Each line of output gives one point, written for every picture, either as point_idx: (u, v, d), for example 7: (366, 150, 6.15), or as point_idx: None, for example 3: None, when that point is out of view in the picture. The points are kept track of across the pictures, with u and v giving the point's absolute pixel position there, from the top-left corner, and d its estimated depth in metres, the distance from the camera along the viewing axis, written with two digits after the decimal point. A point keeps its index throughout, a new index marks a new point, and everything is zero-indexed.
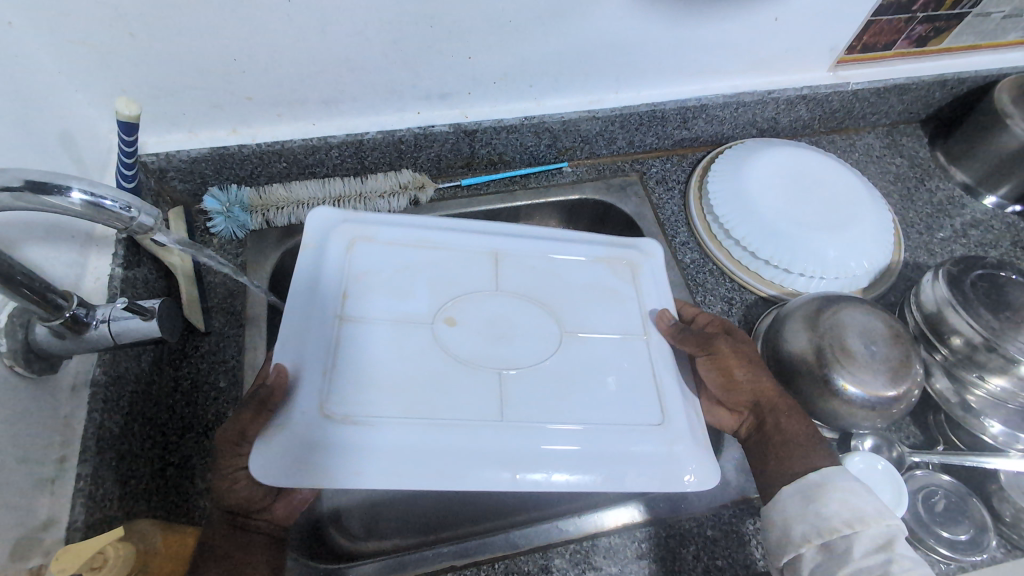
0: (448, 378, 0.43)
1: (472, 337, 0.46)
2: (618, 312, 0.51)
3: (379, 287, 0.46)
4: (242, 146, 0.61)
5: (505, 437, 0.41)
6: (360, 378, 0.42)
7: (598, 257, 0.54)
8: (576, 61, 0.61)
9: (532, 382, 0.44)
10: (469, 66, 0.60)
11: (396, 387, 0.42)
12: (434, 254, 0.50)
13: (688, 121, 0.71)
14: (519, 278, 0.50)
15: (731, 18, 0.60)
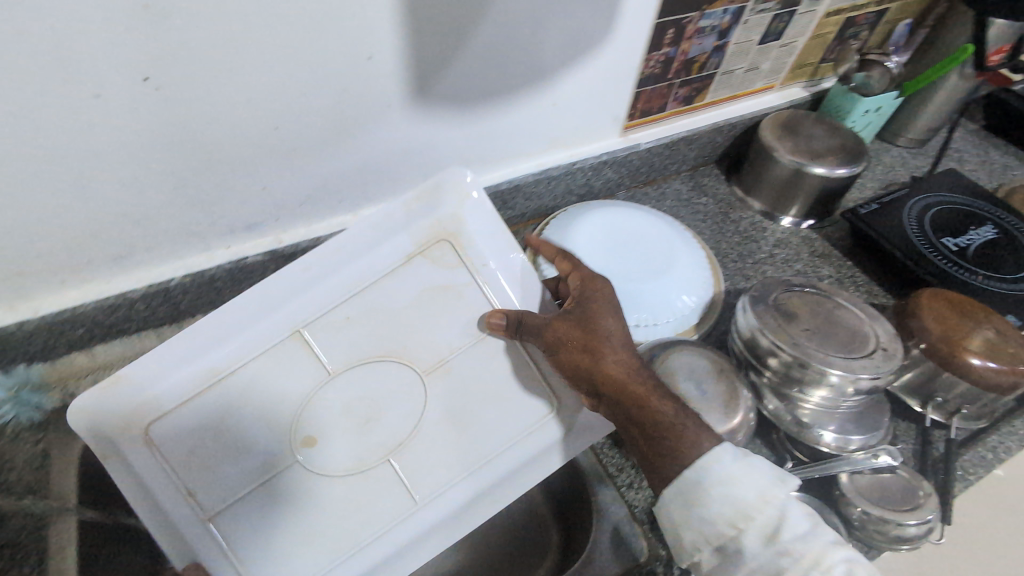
0: (354, 522, 0.47)
1: (344, 437, 0.48)
2: (453, 307, 0.52)
3: (214, 451, 0.46)
4: (22, 324, 0.55)
5: (423, 551, 0.49)
6: (282, 565, 0.46)
7: (402, 250, 0.51)
8: (378, 171, 0.63)
9: (430, 435, 0.49)
10: (266, 195, 0.59)
11: (313, 536, 0.46)
12: (223, 358, 0.47)
13: (507, 202, 0.74)
14: (351, 331, 0.50)
15: (512, 108, 0.65)
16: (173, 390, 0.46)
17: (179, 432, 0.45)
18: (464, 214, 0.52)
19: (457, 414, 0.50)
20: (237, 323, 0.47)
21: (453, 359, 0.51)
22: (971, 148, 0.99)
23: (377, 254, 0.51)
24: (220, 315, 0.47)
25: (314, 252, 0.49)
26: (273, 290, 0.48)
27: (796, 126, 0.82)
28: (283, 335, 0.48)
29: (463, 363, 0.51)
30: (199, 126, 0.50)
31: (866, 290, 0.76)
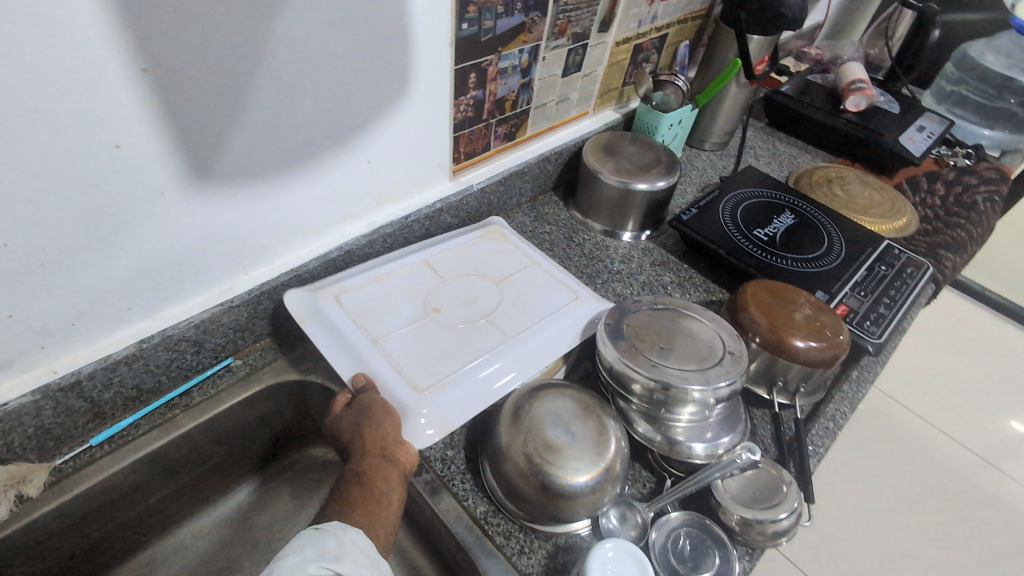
0: (457, 348, 0.61)
1: (456, 309, 0.65)
2: (507, 258, 0.73)
3: (384, 312, 0.63)
4: None
5: (509, 364, 0.60)
6: (434, 373, 0.58)
7: (484, 228, 0.77)
8: (170, 266, 0.54)
9: (506, 309, 0.66)
10: (14, 323, 0.47)
11: (429, 364, 0.59)
12: (412, 258, 0.70)
13: (343, 269, 0.68)
14: (456, 266, 0.70)
15: (323, 172, 0.60)
16: (328, 282, 0.64)
17: (353, 301, 0.63)
18: (500, 223, 0.78)
19: (520, 300, 0.67)
20: (386, 260, 0.69)
21: (515, 277, 0.70)
22: (763, 143, 1.13)
23: (465, 233, 0.75)
24: (380, 260, 0.69)
25: (408, 247, 0.72)
26: (411, 249, 0.72)
27: (616, 147, 0.86)
28: (415, 262, 0.70)
29: (531, 284, 0.70)
30: None
31: (705, 289, 0.81)
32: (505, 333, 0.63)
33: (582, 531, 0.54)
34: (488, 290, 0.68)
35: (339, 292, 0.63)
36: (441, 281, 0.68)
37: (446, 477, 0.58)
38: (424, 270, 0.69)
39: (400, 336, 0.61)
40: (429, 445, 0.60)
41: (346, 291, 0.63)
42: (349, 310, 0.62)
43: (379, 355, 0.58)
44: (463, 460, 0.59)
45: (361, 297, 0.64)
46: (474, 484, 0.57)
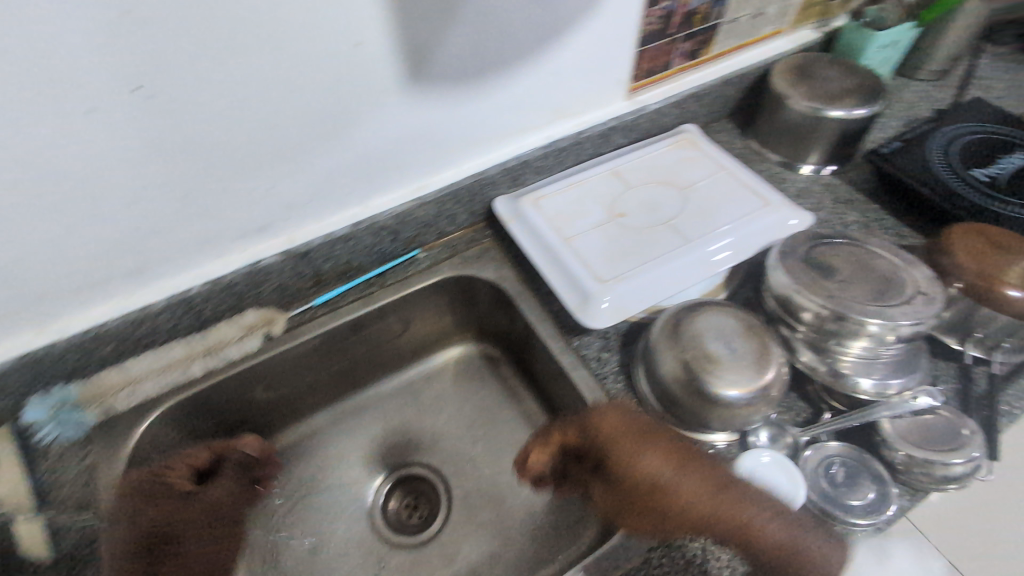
0: (636, 249, 0.66)
1: (639, 214, 0.70)
2: (694, 167, 0.75)
3: (573, 216, 0.70)
4: (53, 345, 0.55)
5: (686, 265, 0.64)
6: (615, 269, 0.64)
7: (677, 138, 0.79)
8: (383, 160, 0.62)
9: (687, 216, 0.69)
10: (273, 195, 0.58)
11: (611, 260, 0.65)
12: (604, 166, 0.76)
13: (517, 179, 0.74)
14: (642, 174, 0.74)
15: (512, 81, 0.63)
16: (530, 190, 0.74)
17: (547, 207, 0.71)
18: (693, 132, 0.80)
19: (702, 209, 0.70)
20: (581, 168, 0.76)
21: (699, 185, 0.73)
22: (997, 72, 0.94)
23: (655, 143, 0.79)
24: (575, 168, 0.76)
25: (600, 156, 0.78)
26: (601, 158, 0.78)
27: (811, 70, 0.78)
28: (604, 169, 0.75)
29: (714, 194, 0.72)
30: (198, 129, 0.49)
31: (895, 232, 0.73)
32: (684, 237, 0.67)
33: (720, 445, 0.56)
34: (670, 197, 0.72)
35: (536, 198, 0.72)
36: (627, 189, 0.73)
37: (600, 375, 0.62)
38: (613, 177, 0.74)
39: (585, 234, 0.68)
40: (587, 345, 0.65)
41: (542, 196, 0.72)
42: (545, 211, 0.71)
43: (568, 250, 0.66)
44: (617, 364, 0.63)
45: (553, 202, 0.72)
46: (625, 385, 0.61)
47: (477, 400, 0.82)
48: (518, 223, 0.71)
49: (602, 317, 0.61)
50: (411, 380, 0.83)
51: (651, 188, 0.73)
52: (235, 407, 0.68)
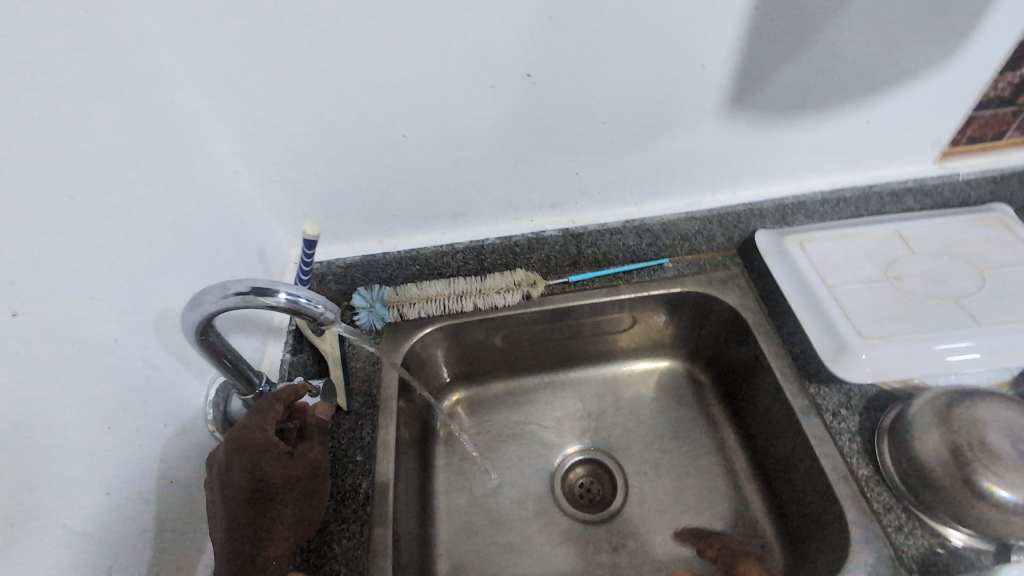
0: (911, 315, 0.62)
1: (920, 282, 0.66)
2: (1001, 249, 0.68)
3: (842, 266, 0.68)
4: (386, 254, 0.72)
5: (970, 348, 0.59)
6: (881, 328, 0.61)
7: (985, 215, 0.72)
8: (672, 171, 0.69)
9: (983, 298, 0.63)
10: (574, 180, 0.68)
11: (878, 319, 0.62)
12: (887, 224, 0.72)
13: (786, 217, 0.74)
14: (932, 243, 0.69)
15: (823, 123, 0.64)
16: (797, 230, 0.74)
17: (814, 250, 0.71)
18: (1007, 213, 0.72)
19: (1004, 295, 0.63)
20: (858, 222, 0.74)
21: (1004, 270, 0.66)
22: None
23: (954, 215, 0.72)
24: (851, 221, 0.74)
25: (883, 214, 0.74)
26: (884, 216, 0.74)
27: None
28: (886, 228, 0.72)
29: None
30: (548, 114, 0.60)
31: None
32: (974, 318, 0.61)
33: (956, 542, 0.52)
34: (963, 274, 0.66)
35: (803, 239, 0.72)
36: (910, 254, 0.68)
37: (834, 429, 0.60)
38: (895, 239, 0.71)
39: (852, 286, 0.66)
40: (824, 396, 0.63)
41: (810, 240, 0.72)
42: (811, 253, 0.70)
43: (830, 296, 0.65)
44: (857, 425, 0.60)
45: (821, 247, 0.71)
46: (862, 449, 0.59)
47: (673, 415, 0.83)
48: (778, 258, 0.71)
49: (856, 372, 0.59)
50: (615, 376, 0.87)
51: (942, 259, 0.67)
52: (477, 346, 0.81)
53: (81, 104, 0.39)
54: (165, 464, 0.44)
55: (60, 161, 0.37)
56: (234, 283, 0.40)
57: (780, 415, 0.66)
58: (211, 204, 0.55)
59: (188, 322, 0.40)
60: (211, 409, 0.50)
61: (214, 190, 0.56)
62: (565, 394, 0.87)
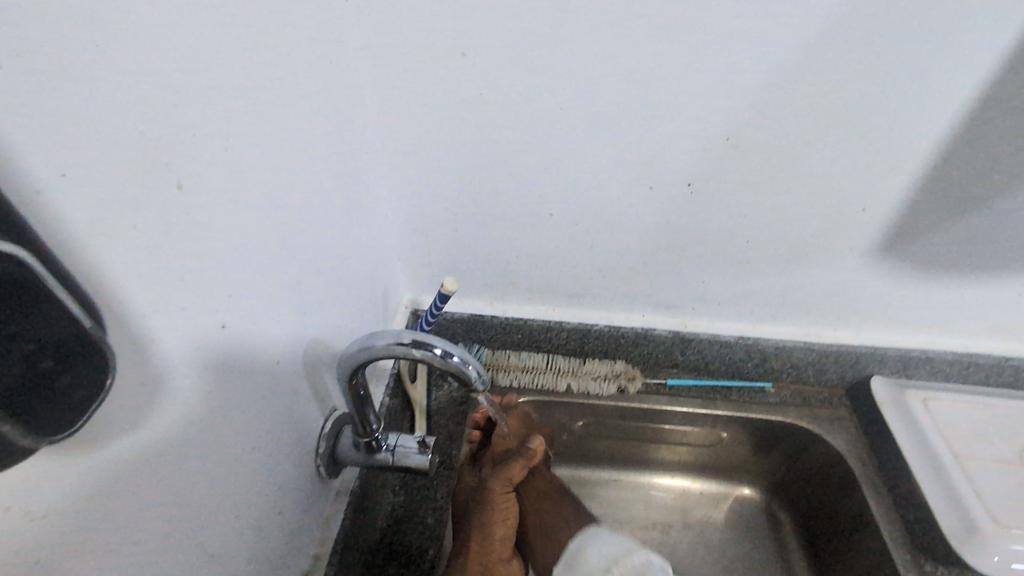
0: None
1: None
2: None
3: (973, 439, 0.65)
4: (494, 317, 0.73)
5: None
6: (1018, 517, 0.58)
7: None
8: (801, 298, 0.67)
9: None
10: (699, 287, 0.68)
11: (1013, 507, 0.59)
12: (1023, 402, 0.68)
13: (909, 369, 0.71)
14: None
15: (971, 284, 0.63)
16: (919, 386, 0.71)
17: (940, 413, 0.67)
18: None
19: None
20: (989, 393, 0.70)
21: None
22: None
23: None
24: (980, 390, 0.71)
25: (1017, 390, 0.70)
26: (1018, 393, 0.70)
27: None
28: (1023, 406, 0.67)
29: None
30: (694, 221, 0.61)
31: None
32: None
33: None
34: None
35: (926, 399, 0.69)
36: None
37: None
38: None
39: (982, 463, 0.63)
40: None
41: (934, 401, 0.69)
42: (935, 417, 0.67)
43: (958, 470, 0.62)
44: None
45: (946, 412, 0.67)
46: None
47: (748, 550, 0.76)
48: (899, 412, 0.68)
49: (986, 561, 0.56)
50: (688, 492, 0.81)
51: None
52: (556, 429, 0.78)
53: (309, 143, 0.43)
54: (282, 490, 0.44)
55: (285, 188, 0.39)
56: (406, 332, 0.40)
57: None
58: (364, 242, 0.57)
59: (351, 359, 0.40)
60: (322, 443, 0.49)
61: (369, 229, 0.58)
62: (631, 497, 0.81)
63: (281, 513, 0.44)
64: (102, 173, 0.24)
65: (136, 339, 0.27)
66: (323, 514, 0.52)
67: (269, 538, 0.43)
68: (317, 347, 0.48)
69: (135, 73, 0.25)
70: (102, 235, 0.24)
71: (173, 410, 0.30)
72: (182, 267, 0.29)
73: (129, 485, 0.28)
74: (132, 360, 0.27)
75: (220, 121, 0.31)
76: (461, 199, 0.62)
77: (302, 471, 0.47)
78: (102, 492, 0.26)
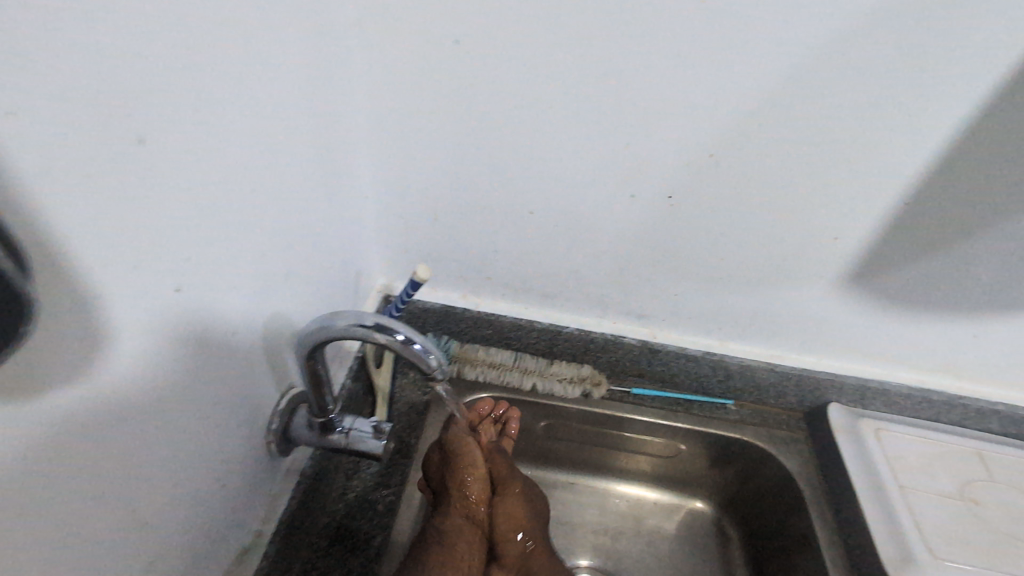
0: (986, 547, 0.60)
1: (1000, 513, 0.63)
2: None
3: (919, 471, 0.66)
4: (466, 310, 0.73)
5: None
6: (953, 550, 0.59)
7: None
8: (769, 319, 0.69)
9: None
10: (671, 300, 0.69)
11: (950, 540, 0.60)
12: (970, 440, 0.70)
13: (865, 399, 0.73)
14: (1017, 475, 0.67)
15: (929, 322, 0.65)
16: (873, 416, 0.73)
17: (891, 444, 0.69)
18: None
19: None
20: (938, 428, 0.72)
21: None
22: None
23: None
24: (931, 424, 0.72)
25: (965, 427, 0.72)
26: (966, 430, 0.72)
27: None
28: (969, 443, 0.70)
29: None
30: (672, 234, 0.62)
31: None
32: None
33: None
34: None
35: (879, 429, 0.70)
36: (990, 480, 0.66)
37: None
38: (976, 458, 0.68)
39: (925, 496, 0.64)
40: None
41: (887, 431, 0.70)
42: (886, 447, 0.68)
43: (902, 500, 0.64)
44: None
45: (896, 443, 0.69)
46: None
47: (694, 563, 0.76)
48: (851, 440, 0.70)
49: None
50: (643, 501, 0.82)
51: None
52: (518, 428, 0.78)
53: (288, 113, 0.42)
54: (227, 464, 0.43)
55: (258, 156, 0.39)
56: (370, 315, 0.39)
57: None
58: (339, 221, 0.56)
59: (312, 336, 0.40)
60: (275, 420, 0.49)
61: (345, 209, 0.57)
62: (587, 502, 0.81)
63: (226, 487, 0.44)
64: (55, 117, 0.23)
65: (79, 295, 0.26)
66: (270, 491, 0.51)
67: (211, 511, 0.42)
68: (278, 322, 0.47)
69: (102, 17, 0.24)
70: (51, 181, 0.23)
71: (117, 368, 0.29)
72: (139, 224, 0.29)
73: (67, 443, 0.27)
74: (77, 314, 0.26)
75: (194, 80, 0.31)
76: (442, 189, 0.61)
77: (253, 446, 0.46)
78: (33, 455, 0.25)
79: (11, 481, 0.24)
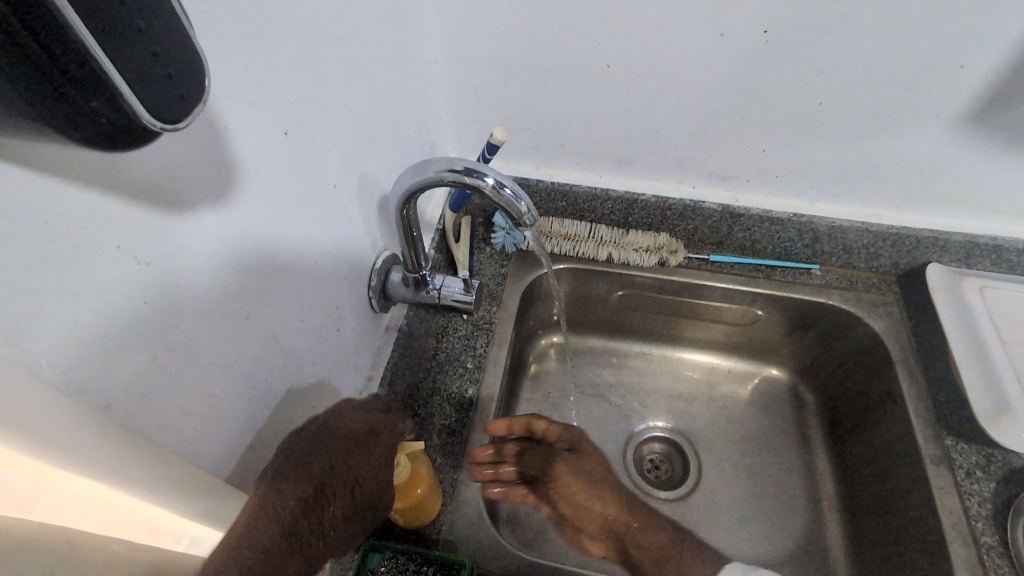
0: None
1: None
2: None
3: None
4: (539, 181, 0.72)
5: None
6: None
7: None
8: (868, 173, 0.63)
9: None
10: (759, 157, 0.65)
11: None
12: None
13: (970, 257, 0.68)
14: None
15: None
16: (978, 275, 0.68)
17: (997, 301, 0.65)
18: None
19: None
20: None
21: None
22: None
23: None
24: None
25: None
26: None
27: None
28: None
29: None
30: (764, 80, 0.57)
31: None
32: None
33: None
34: None
35: (985, 286, 0.66)
36: None
37: (964, 487, 0.57)
38: None
39: None
40: (960, 452, 0.60)
41: (993, 288, 0.66)
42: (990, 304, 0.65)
43: (1003, 353, 0.61)
44: (992, 491, 0.57)
45: (1003, 300, 0.65)
46: (991, 517, 0.56)
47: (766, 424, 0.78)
48: (950, 299, 0.66)
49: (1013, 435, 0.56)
50: (716, 364, 0.82)
51: None
52: (593, 299, 0.80)
53: None
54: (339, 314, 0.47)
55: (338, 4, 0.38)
56: (460, 161, 0.40)
57: (899, 455, 0.63)
58: (413, 87, 0.56)
59: (405, 185, 0.41)
60: (373, 278, 0.52)
61: (417, 72, 0.56)
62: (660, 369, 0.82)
63: (341, 334, 0.48)
64: None
65: (205, 124, 0.28)
66: (375, 344, 0.56)
67: (333, 353, 0.47)
68: (367, 184, 0.48)
69: None
70: None
71: (247, 206, 0.33)
72: (246, 62, 0.30)
73: (221, 267, 0.31)
74: (211, 147, 0.29)
75: None
76: (512, 47, 0.59)
77: (359, 301, 0.51)
78: (204, 269, 0.30)
79: (194, 291, 0.30)
